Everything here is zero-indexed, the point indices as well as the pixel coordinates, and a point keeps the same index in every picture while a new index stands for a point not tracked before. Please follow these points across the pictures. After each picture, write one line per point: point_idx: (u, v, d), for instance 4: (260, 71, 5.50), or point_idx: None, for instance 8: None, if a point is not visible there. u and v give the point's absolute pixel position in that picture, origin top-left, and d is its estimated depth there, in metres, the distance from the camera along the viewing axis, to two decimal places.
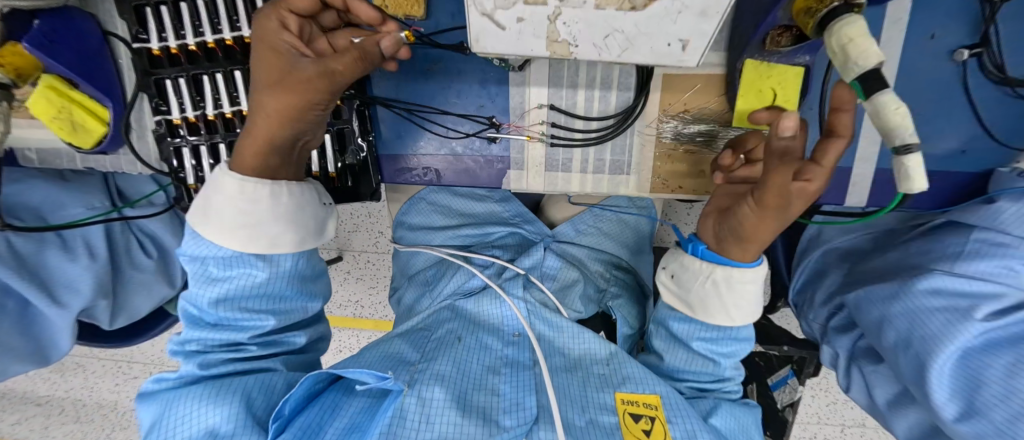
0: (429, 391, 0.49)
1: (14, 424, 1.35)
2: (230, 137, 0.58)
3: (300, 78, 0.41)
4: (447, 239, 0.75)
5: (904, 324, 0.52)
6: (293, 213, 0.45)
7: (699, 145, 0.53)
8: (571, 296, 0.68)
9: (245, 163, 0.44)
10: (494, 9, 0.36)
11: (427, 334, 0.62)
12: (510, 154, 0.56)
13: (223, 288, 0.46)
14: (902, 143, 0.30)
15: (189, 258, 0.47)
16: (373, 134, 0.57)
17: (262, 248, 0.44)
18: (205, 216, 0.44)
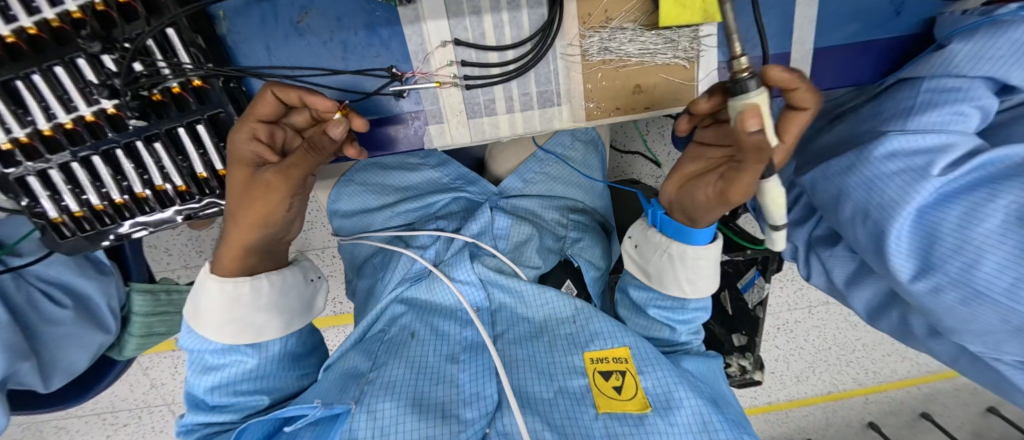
0: (378, 405, 0.49)
1: None
2: (80, 152, 0.45)
3: (261, 185, 0.44)
4: (388, 219, 0.69)
5: (860, 198, 0.50)
6: (275, 300, 0.52)
7: (630, 56, 0.46)
8: (527, 251, 0.65)
9: (225, 266, 0.51)
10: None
11: (382, 337, 0.61)
12: (424, 107, 0.49)
13: (219, 374, 0.52)
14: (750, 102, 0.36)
15: (189, 352, 0.54)
16: None
17: (249, 339, 0.51)
18: (197, 313, 0.51)
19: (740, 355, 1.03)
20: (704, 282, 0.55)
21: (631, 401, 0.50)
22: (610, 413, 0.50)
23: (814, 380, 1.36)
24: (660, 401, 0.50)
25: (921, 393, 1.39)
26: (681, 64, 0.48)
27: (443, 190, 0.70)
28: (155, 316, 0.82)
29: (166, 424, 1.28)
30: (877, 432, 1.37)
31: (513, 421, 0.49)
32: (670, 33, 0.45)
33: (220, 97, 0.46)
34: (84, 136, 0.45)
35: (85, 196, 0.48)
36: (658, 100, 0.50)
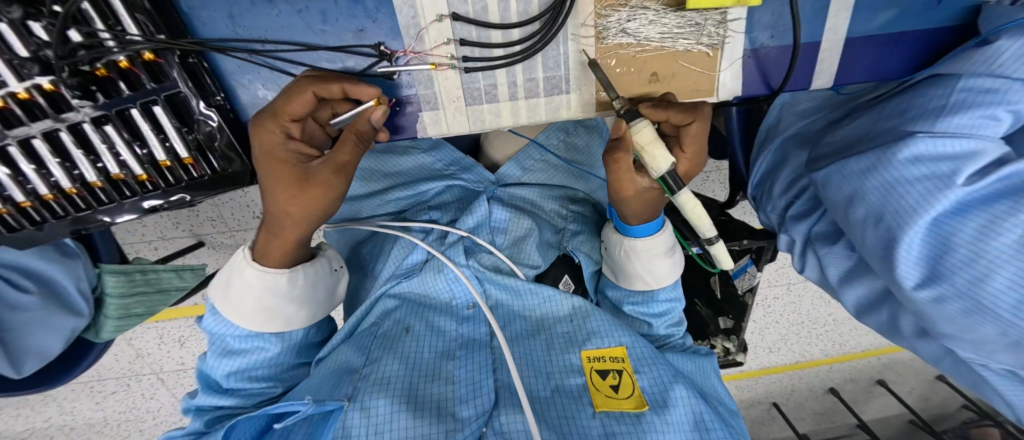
0: (371, 404, 0.46)
1: None
2: (15, 135, 0.39)
3: (318, 183, 0.42)
4: (376, 207, 0.65)
5: (876, 200, 0.47)
6: (305, 293, 0.51)
7: (649, 41, 0.41)
8: (527, 247, 0.62)
9: (271, 256, 0.49)
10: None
11: (374, 330, 0.57)
12: (416, 90, 0.44)
13: (240, 360, 0.52)
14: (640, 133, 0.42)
15: (209, 334, 0.53)
16: (219, 92, 0.43)
17: (278, 327, 0.51)
18: (226, 298, 0.50)
19: (725, 338, 1.02)
20: (665, 273, 0.58)
21: (629, 400, 0.48)
22: (607, 412, 0.47)
23: (786, 351, 1.41)
24: (658, 401, 0.48)
25: (880, 362, 1.45)
26: (702, 52, 0.43)
27: (437, 177, 0.65)
28: (132, 299, 0.77)
29: (156, 392, 1.26)
30: (837, 398, 1.45)
31: (512, 419, 0.46)
32: (695, 15, 0.40)
33: (178, 74, 0.40)
34: (19, 117, 0.38)
35: (29, 185, 0.42)
36: (674, 90, 0.45)
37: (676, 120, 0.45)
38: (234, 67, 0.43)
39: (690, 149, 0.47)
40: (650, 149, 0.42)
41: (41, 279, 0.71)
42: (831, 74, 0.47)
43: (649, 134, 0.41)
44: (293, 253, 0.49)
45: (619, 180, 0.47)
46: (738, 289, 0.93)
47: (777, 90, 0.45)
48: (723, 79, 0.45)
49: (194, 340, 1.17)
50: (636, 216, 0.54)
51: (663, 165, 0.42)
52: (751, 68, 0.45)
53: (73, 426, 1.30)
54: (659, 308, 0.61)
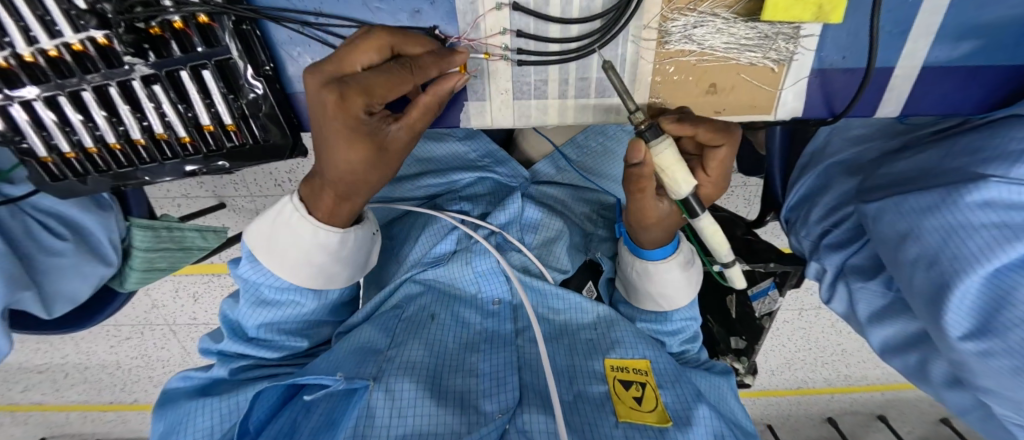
0: (397, 385, 0.46)
1: (26, 390, 1.38)
2: (67, 86, 0.39)
3: (396, 148, 0.39)
4: (407, 191, 0.64)
5: (932, 248, 0.44)
6: (350, 255, 0.48)
7: (713, 49, 0.40)
8: (556, 249, 0.61)
9: (325, 213, 0.45)
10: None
11: (399, 314, 0.57)
12: (464, 78, 0.43)
13: (273, 312, 0.51)
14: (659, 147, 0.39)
15: (242, 280, 0.49)
16: (267, 61, 0.43)
17: (320, 284, 0.49)
18: (266, 247, 0.46)
19: (735, 358, 0.88)
20: (678, 292, 0.55)
21: (652, 414, 0.46)
22: (630, 423, 0.45)
23: (789, 375, 1.38)
24: (681, 417, 0.46)
25: (882, 398, 1.41)
26: (767, 67, 0.41)
27: (469, 168, 0.64)
28: (158, 253, 0.78)
29: (168, 342, 1.30)
30: (834, 428, 1.41)
31: (535, 420, 0.45)
32: (767, 28, 0.38)
33: (229, 39, 0.39)
34: (70, 69, 0.38)
35: (76, 137, 0.43)
36: (730, 104, 0.44)
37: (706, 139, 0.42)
38: (286, 38, 0.43)
39: (714, 171, 0.44)
40: (670, 171, 0.39)
41: (74, 227, 0.72)
42: (899, 102, 0.45)
43: (671, 156, 0.38)
44: (349, 213, 0.45)
45: (641, 206, 0.46)
46: (756, 311, 0.84)
47: (839, 115, 0.43)
48: (784, 98, 0.43)
49: (209, 297, 1.20)
50: (650, 240, 0.52)
51: (683, 188, 0.40)
52: (815, 89, 0.42)
53: (87, 366, 1.34)
54: (672, 326, 0.59)
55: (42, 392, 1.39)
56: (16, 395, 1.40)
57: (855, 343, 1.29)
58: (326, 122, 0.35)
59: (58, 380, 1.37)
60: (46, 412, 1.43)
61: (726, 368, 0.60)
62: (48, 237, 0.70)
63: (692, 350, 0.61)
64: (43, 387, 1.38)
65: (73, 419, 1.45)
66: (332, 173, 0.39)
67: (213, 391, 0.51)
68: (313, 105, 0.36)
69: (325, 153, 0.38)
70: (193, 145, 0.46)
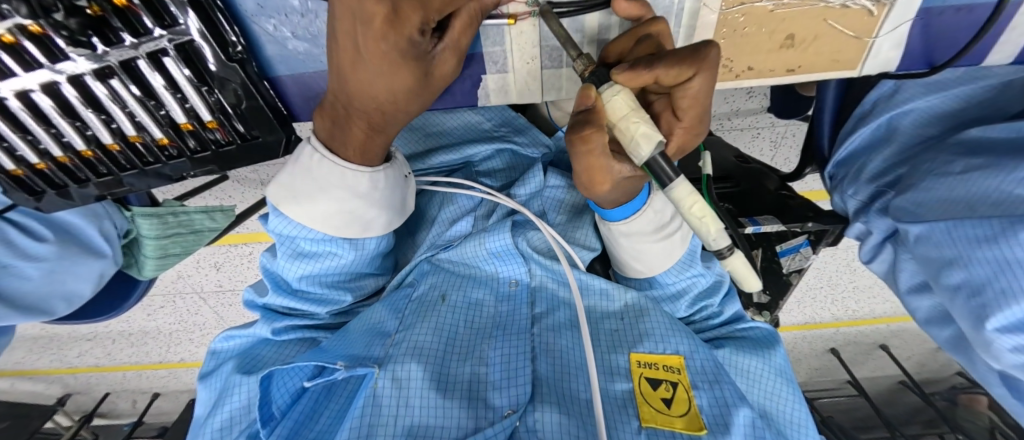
0: (404, 371, 0.40)
1: (81, 355, 1.42)
2: (11, 89, 0.34)
3: (439, 70, 0.33)
4: (416, 169, 0.55)
5: (983, 271, 0.43)
6: (385, 197, 0.41)
7: None
8: (582, 227, 0.54)
9: (356, 150, 0.38)
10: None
11: (409, 293, 0.50)
12: (481, 47, 0.37)
13: (312, 265, 0.44)
14: (637, 153, 0.29)
15: (275, 236, 0.43)
16: (237, 41, 0.36)
17: (355, 233, 0.42)
18: (287, 193, 0.39)
19: (755, 313, 0.72)
20: (657, 259, 0.48)
21: (682, 420, 0.41)
22: (655, 429, 0.40)
23: (811, 314, 1.36)
24: (719, 424, 0.40)
25: (887, 329, 1.38)
26: (863, 10, 0.33)
27: (485, 139, 0.56)
28: (170, 239, 0.73)
29: (198, 308, 1.30)
30: (837, 357, 1.41)
31: (549, 419, 0.38)
32: None
33: (180, 13, 0.32)
34: (7, 64, 0.32)
35: (42, 146, 0.41)
36: (809, 56, 0.36)
37: (667, 80, 0.30)
38: (255, 8, 0.35)
39: (689, 117, 0.34)
40: (626, 126, 0.29)
41: (54, 225, 0.64)
42: (1015, 48, 0.37)
43: (626, 103, 0.29)
44: (380, 147, 0.39)
45: (588, 164, 0.33)
46: (783, 267, 0.67)
47: (939, 67, 0.36)
48: (878, 47, 0.36)
49: (231, 265, 1.17)
50: (611, 201, 0.43)
51: (642, 148, 0.29)
52: (915, 36, 0.35)
53: (131, 332, 1.36)
54: (671, 289, 0.51)
55: (97, 356, 1.43)
56: (73, 360, 1.44)
57: (868, 281, 1.22)
58: (371, 43, 0.29)
59: (108, 345, 1.39)
60: (104, 372, 1.48)
61: (772, 333, 0.51)
62: (27, 240, 0.62)
63: (707, 306, 0.52)
64: (94, 352, 1.41)
65: (130, 378, 1.51)
66: (366, 102, 0.34)
67: (252, 357, 0.47)
68: (351, 18, 0.29)
69: (359, 79, 0.32)
70: (174, 145, 0.43)
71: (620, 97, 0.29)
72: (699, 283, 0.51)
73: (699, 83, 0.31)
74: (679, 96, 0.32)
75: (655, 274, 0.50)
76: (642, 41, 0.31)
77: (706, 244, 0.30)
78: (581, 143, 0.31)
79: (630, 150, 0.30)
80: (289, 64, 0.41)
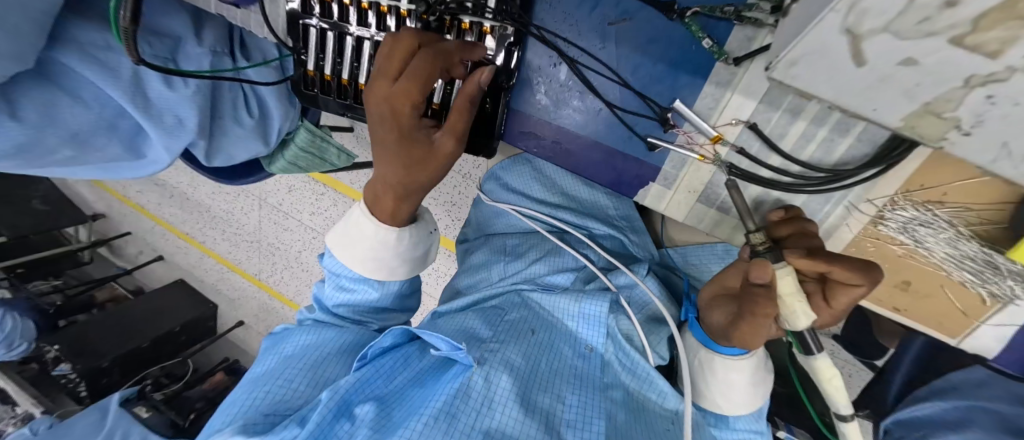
0: (497, 377, 0.42)
1: (142, 192, 1.54)
2: (357, 32, 0.47)
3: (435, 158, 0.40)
4: (541, 214, 0.64)
5: None
6: (408, 251, 0.47)
7: (931, 253, 0.38)
8: (657, 334, 0.56)
9: (387, 213, 0.45)
10: (878, 27, 0.17)
11: (500, 314, 0.53)
12: (663, 165, 0.44)
13: (348, 297, 0.51)
14: (790, 321, 0.36)
15: (328, 271, 0.52)
16: (513, 81, 0.45)
17: (382, 276, 0.48)
18: (342, 235, 0.48)
19: None
20: (740, 401, 0.49)
21: None
22: None
23: None
24: None
25: None
26: (978, 296, 0.38)
27: (605, 222, 0.65)
28: (306, 155, 0.79)
29: None
30: None
31: None
32: (1003, 263, 0.35)
33: (497, 49, 0.43)
34: (371, 20, 0.46)
35: (321, 63, 0.51)
36: (916, 307, 0.41)
37: (839, 276, 0.35)
38: (536, 68, 0.45)
39: (843, 308, 0.37)
40: (789, 303, 0.35)
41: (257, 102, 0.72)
42: None
43: (794, 285, 0.34)
44: (409, 211, 0.45)
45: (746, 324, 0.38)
46: None
47: None
48: (981, 332, 0.40)
49: None
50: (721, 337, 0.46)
51: (801, 321, 0.35)
52: (1020, 340, 0.39)
53: (187, 199, 1.45)
54: (733, 436, 0.52)
55: (150, 200, 1.54)
56: (133, 191, 1.55)
57: None
58: (375, 121, 0.39)
59: (166, 197, 1.50)
60: (145, 216, 1.59)
61: None
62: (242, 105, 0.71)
63: None
64: (153, 196, 1.53)
65: (153, 231, 1.60)
66: (381, 178, 0.42)
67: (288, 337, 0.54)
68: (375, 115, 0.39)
69: (377, 152, 0.41)
70: None
71: (789, 275, 0.35)
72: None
73: (859, 290, 0.35)
74: (838, 291, 0.36)
75: (731, 415, 0.51)
76: (809, 235, 0.37)
77: (835, 407, 0.38)
78: (754, 308, 0.35)
79: (787, 322, 0.36)
80: (522, 103, 0.48)
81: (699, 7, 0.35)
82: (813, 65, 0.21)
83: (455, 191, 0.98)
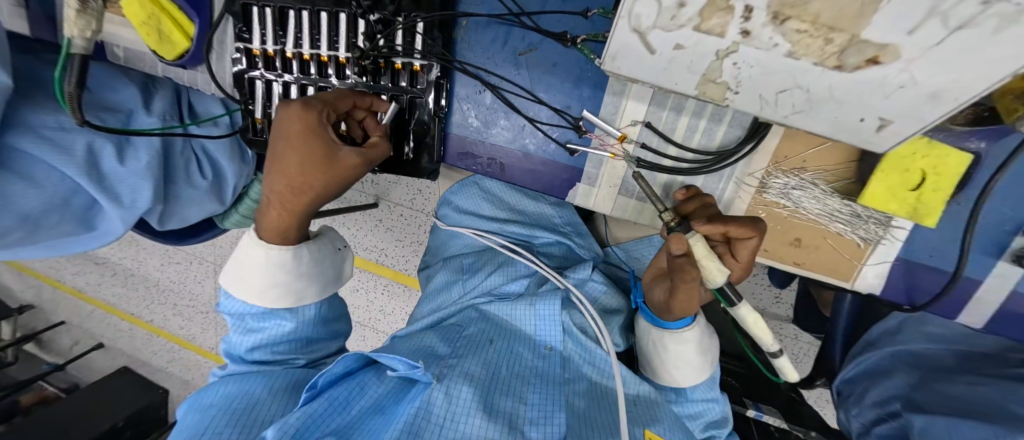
0: (457, 388, 0.44)
1: (78, 275, 1.46)
2: (300, 79, 0.52)
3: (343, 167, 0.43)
4: (493, 230, 0.69)
5: None
6: (310, 268, 0.49)
7: (807, 211, 0.45)
8: (610, 324, 0.60)
9: (272, 226, 0.46)
10: (651, 26, 0.25)
11: (459, 330, 0.55)
12: (585, 166, 0.51)
13: (258, 335, 0.50)
14: (712, 280, 0.40)
15: (229, 314, 0.52)
16: (445, 108, 0.51)
17: (289, 302, 0.48)
18: (237, 274, 0.48)
19: None
20: (692, 371, 0.53)
21: None
22: None
23: None
24: None
25: None
26: (854, 242, 0.46)
27: (553, 230, 0.70)
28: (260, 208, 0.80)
29: None
30: None
31: None
32: (860, 209, 0.43)
33: (428, 82, 0.49)
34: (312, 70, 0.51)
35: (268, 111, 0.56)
36: (811, 260, 0.48)
37: (735, 233, 0.41)
38: (464, 94, 0.52)
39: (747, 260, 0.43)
40: (707, 263, 0.39)
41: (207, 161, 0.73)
42: (983, 315, 0.47)
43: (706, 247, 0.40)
44: (295, 226, 0.47)
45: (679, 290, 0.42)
46: None
47: (916, 307, 0.46)
48: (865, 274, 0.47)
49: None
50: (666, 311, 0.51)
51: (718, 277, 0.39)
52: (898, 274, 0.46)
53: (131, 275, 1.38)
54: (690, 408, 0.56)
55: (88, 281, 1.46)
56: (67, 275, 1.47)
57: None
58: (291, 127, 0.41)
59: (106, 276, 1.42)
60: (84, 301, 1.50)
61: None
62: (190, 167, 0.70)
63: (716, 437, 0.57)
64: (91, 277, 1.45)
65: (93, 315, 1.51)
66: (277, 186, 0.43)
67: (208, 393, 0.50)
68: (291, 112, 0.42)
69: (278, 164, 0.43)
70: None
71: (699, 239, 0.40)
72: (712, 409, 0.57)
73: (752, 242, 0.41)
74: (738, 246, 0.42)
75: (687, 387, 0.55)
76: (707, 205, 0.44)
77: (763, 344, 0.42)
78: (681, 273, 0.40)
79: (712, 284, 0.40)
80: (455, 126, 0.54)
81: (585, 36, 0.42)
82: (629, 58, 0.29)
83: (416, 228, 1.01)
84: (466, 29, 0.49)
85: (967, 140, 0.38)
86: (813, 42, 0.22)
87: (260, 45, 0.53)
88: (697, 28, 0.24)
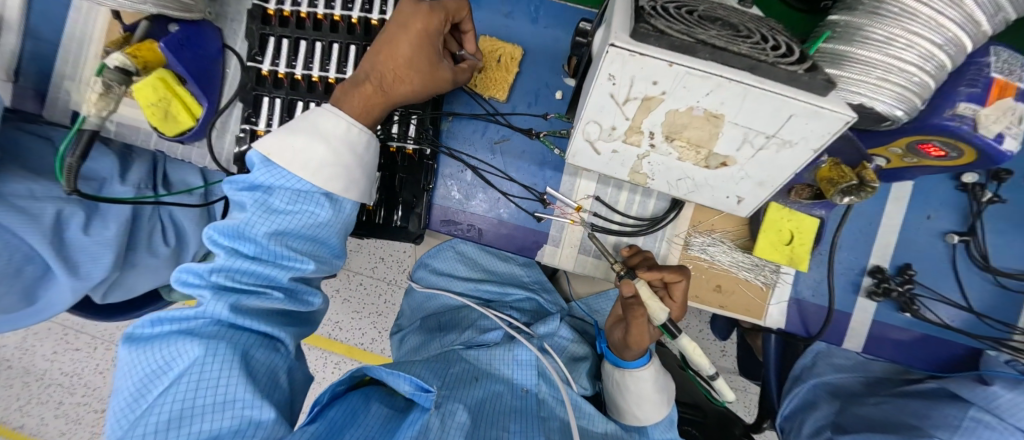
0: (452, 415, 0.49)
1: None
2: None
3: (441, 76, 0.50)
4: (469, 289, 0.76)
5: None
6: (363, 163, 0.48)
7: (723, 263, 0.58)
8: (577, 370, 0.67)
9: (357, 107, 0.47)
10: (596, 138, 0.37)
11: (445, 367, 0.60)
12: (550, 230, 0.61)
13: (284, 220, 0.45)
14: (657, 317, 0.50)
15: (251, 183, 0.46)
16: (432, 183, 0.61)
17: (339, 188, 0.46)
18: (284, 146, 0.45)
19: None
20: (653, 409, 0.60)
21: None
22: None
23: None
24: None
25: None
26: (760, 285, 0.59)
27: (523, 288, 0.79)
28: None
29: None
30: None
31: None
32: (756, 259, 0.58)
33: (420, 162, 0.59)
34: None
35: None
36: (733, 302, 0.59)
37: (669, 278, 0.52)
38: (448, 173, 0.62)
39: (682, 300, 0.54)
40: (651, 302, 0.50)
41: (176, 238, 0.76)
42: (860, 340, 0.61)
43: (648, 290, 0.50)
44: (376, 111, 0.49)
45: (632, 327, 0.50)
46: None
47: (813, 335, 0.58)
48: (772, 312, 0.59)
49: None
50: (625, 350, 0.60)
51: (660, 314, 0.49)
52: (795, 311, 0.59)
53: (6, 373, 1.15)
54: None
55: None
56: None
57: None
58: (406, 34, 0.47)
59: None
60: None
61: None
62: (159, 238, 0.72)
63: None
64: None
65: None
66: (387, 64, 0.47)
67: (196, 334, 0.43)
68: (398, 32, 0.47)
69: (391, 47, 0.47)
70: None
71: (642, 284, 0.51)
72: None
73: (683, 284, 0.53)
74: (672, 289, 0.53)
75: (648, 425, 0.61)
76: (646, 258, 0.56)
77: (701, 369, 0.52)
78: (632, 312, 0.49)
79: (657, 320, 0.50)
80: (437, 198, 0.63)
81: (547, 132, 0.58)
82: (584, 157, 0.41)
83: (375, 296, 1.05)
84: (452, 123, 0.61)
85: (813, 209, 0.54)
86: (690, 153, 0.35)
87: (265, 128, 0.62)
88: (625, 141, 0.36)
